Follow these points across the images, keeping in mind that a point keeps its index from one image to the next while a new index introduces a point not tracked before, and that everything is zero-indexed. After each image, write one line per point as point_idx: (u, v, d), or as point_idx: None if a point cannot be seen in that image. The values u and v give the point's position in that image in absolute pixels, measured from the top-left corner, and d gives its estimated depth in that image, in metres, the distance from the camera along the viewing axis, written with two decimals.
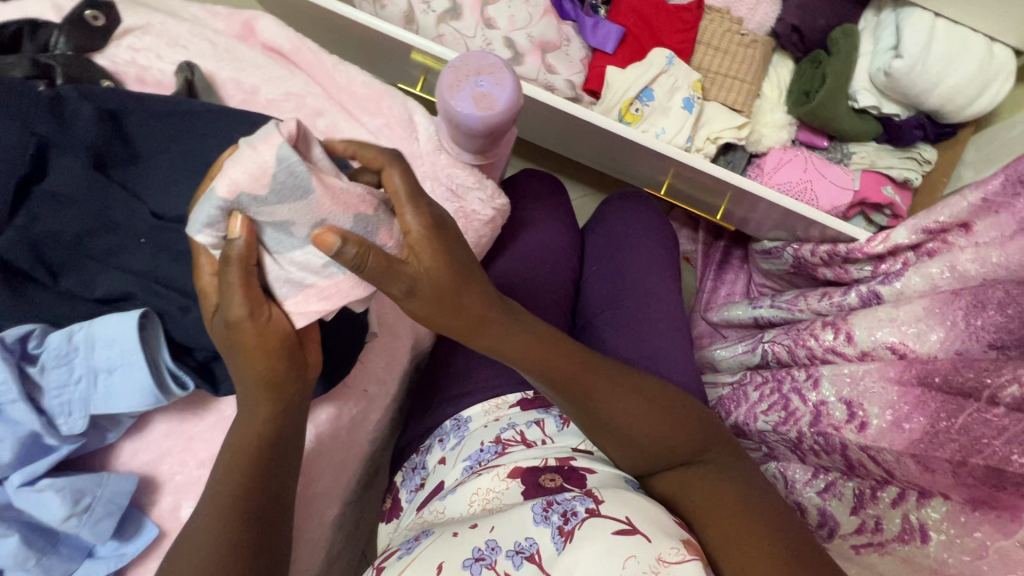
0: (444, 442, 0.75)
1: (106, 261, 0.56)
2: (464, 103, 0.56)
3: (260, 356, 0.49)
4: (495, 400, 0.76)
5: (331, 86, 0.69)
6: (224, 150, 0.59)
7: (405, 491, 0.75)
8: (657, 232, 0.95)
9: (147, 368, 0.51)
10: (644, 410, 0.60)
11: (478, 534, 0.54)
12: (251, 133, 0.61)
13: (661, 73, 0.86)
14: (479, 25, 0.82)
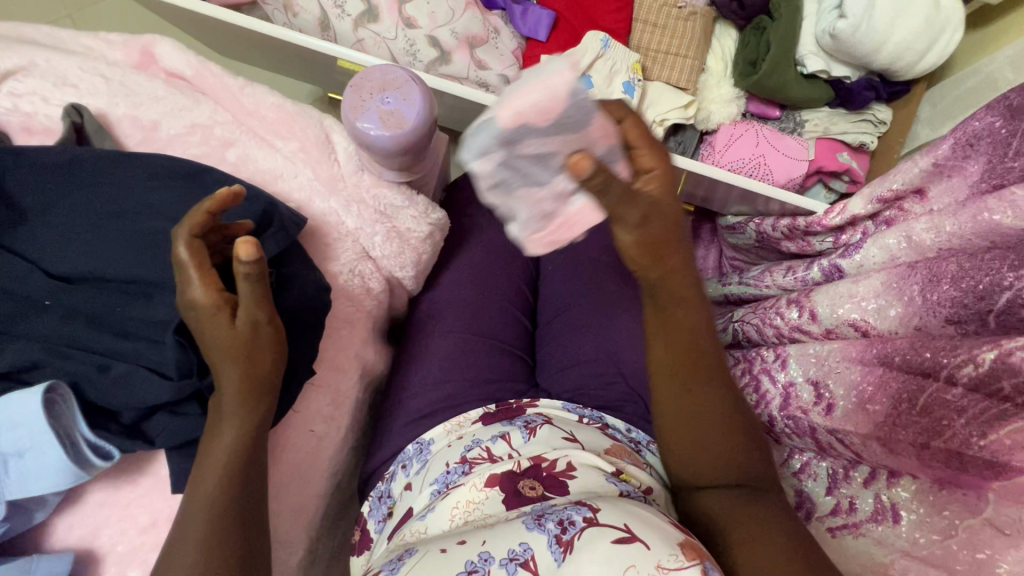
0: (407, 468, 0.72)
1: (8, 331, 0.54)
2: (371, 125, 0.52)
3: (265, 354, 0.52)
4: (456, 420, 0.73)
5: (241, 112, 0.65)
6: (121, 199, 0.57)
7: (373, 522, 0.72)
8: None
9: (58, 447, 0.49)
10: (730, 415, 0.57)
11: (469, 546, 0.51)
12: (150, 174, 0.58)
13: (598, 58, 0.81)
14: (399, 25, 0.76)
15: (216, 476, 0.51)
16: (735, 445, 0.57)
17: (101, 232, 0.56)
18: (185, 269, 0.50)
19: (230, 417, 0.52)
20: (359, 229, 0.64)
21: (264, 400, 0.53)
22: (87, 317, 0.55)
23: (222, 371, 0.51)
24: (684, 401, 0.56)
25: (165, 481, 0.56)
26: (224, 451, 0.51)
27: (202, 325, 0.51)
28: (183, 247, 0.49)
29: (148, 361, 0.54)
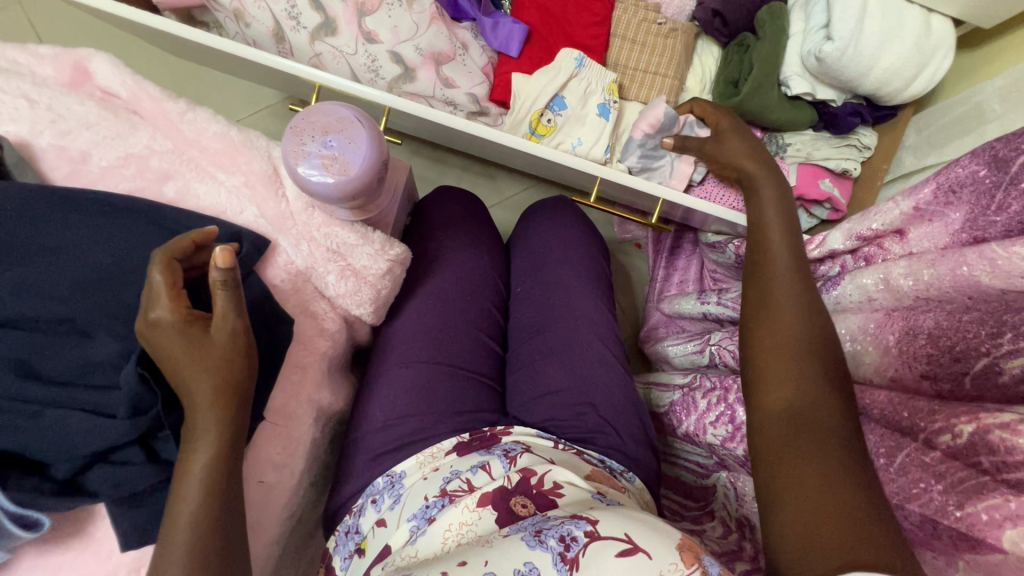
0: (378, 503, 0.66)
1: None
2: (313, 171, 0.48)
3: (238, 366, 0.50)
4: (429, 451, 0.68)
5: (181, 141, 0.60)
6: (38, 234, 0.52)
7: (339, 559, 0.66)
8: (585, 241, 0.90)
9: None
10: (817, 347, 0.51)
11: (472, 568, 0.48)
12: (70, 208, 0.53)
13: (571, 78, 0.77)
14: (358, 40, 0.71)
15: (190, 510, 0.46)
16: (814, 383, 0.49)
17: (30, 269, 0.51)
18: (155, 290, 0.48)
19: (205, 433, 0.48)
20: (312, 267, 0.60)
21: (239, 417, 0.50)
22: (12, 361, 0.49)
23: (189, 388, 0.48)
24: (769, 326, 0.53)
25: (99, 541, 0.53)
26: (194, 478, 0.47)
27: (167, 342, 0.48)
28: (159, 272, 0.48)
29: (88, 404, 0.50)
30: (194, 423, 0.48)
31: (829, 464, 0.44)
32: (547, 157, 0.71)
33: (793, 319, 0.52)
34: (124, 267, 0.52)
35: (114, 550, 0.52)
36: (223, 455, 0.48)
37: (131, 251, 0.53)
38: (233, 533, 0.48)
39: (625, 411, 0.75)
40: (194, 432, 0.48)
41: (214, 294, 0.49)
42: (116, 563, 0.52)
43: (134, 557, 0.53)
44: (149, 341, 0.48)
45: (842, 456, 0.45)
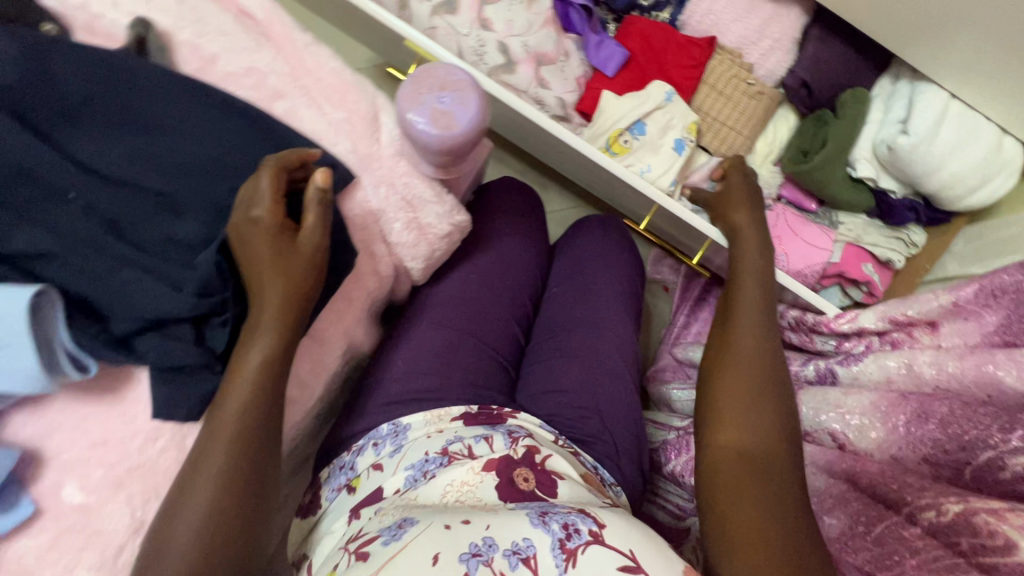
0: (379, 447, 0.68)
1: (18, 217, 0.50)
2: (420, 118, 0.52)
3: (309, 276, 0.54)
4: (436, 412, 0.70)
5: (300, 69, 0.64)
6: (166, 109, 0.56)
7: (328, 490, 0.68)
8: (623, 257, 0.93)
9: (36, 351, 0.47)
10: (765, 374, 0.61)
11: (471, 529, 0.49)
12: (199, 97, 0.58)
13: (656, 109, 0.81)
14: (474, 24, 0.77)
15: (239, 402, 0.50)
16: (760, 408, 0.59)
17: (145, 141, 0.55)
18: (259, 190, 0.53)
19: (264, 333, 0.51)
20: (384, 210, 0.64)
21: (296, 326, 0.53)
22: (110, 219, 0.53)
23: (261, 286, 0.52)
24: (727, 373, 0.62)
25: (128, 403, 0.56)
26: (248, 377, 0.50)
27: (256, 239, 0.52)
28: (267, 179, 0.53)
29: (163, 275, 0.54)
30: (257, 317, 0.52)
31: (766, 488, 0.54)
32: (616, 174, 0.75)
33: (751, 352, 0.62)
34: (228, 162, 0.56)
35: (140, 415, 0.56)
36: (273, 359, 0.51)
37: (239, 148, 0.57)
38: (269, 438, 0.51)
39: (626, 427, 0.77)
40: (254, 326, 0.52)
41: (307, 212, 0.54)
42: (137, 427, 0.56)
43: (158, 426, 0.56)
44: (237, 234, 0.52)
45: (780, 483, 0.54)
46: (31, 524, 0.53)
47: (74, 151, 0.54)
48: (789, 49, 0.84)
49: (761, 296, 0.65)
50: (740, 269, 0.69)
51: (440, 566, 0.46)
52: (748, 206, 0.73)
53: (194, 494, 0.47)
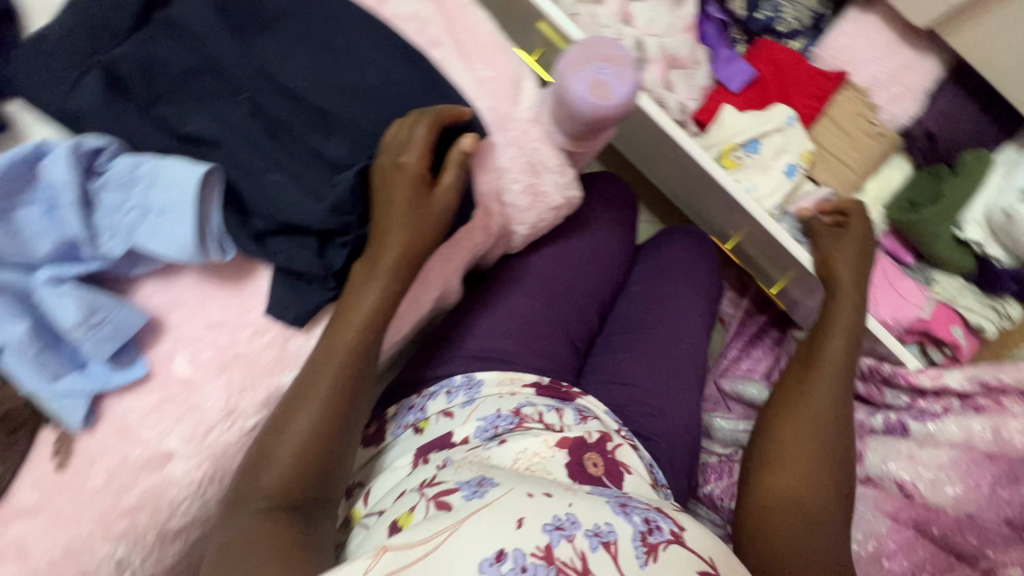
0: (451, 395, 0.70)
1: (199, 103, 0.55)
2: (579, 86, 0.54)
3: (431, 232, 0.58)
4: (511, 375, 0.72)
5: (456, 24, 0.68)
6: (342, 34, 0.59)
7: (395, 426, 0.71)
8: (705, 272, 0.92)
9: (195, 225, 0.51)
10: (832, 429, 0.62)
11: (553, 503, 0.48)
12: (372, 29, 0.61)
13: (776, 131, 0.82)
14: (616, 18, 0.79)
15: (348, 345, 0.56)
16: (822, 461, 0.60)
17: (318, 59, 0.58)
18: (411, 138, 0.56)
19: (381, 282, 0.57)
20: (508, 169, 0.65)
21: (407, 281, 0.58)
22: (272, 122, 0.57)
23: (391, 232, 0.56)
24: (792, 411, 0.63)
25: (247, 295, 0.59)
26: (361, 325, 0.56)
27: (398, 182, 0.56)
28: (423, 129, 0.56)
29: (305, 183, 0.56)
30: (379, 263, 0.57)
31: (814, 536, 0.56)
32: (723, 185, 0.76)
33: (825, 405, 0.62)
34: (386, 93, 0.59)
35: (255, 309, 0.59)
36: (385, 306, 0.57)
37: (400, 84, 0.59)
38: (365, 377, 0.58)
39: (686, 433, 0.77)
40: (376, 274, 0.57)
41: (445, 172, 0.58)
42: (250, 319, 0.59)
43: (268, 322, 0.60)
44: (382, 174, 0.56)
45: (825, 534, 0.56)
46: (143, 385, 0.57)
47: (255, 53, 0.57)
48: (918, 99, 0.84)
49: (843, 344, 0.66)
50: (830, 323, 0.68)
51: (523, 530, 0.46)
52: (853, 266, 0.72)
53: (297, 416, 0.54)
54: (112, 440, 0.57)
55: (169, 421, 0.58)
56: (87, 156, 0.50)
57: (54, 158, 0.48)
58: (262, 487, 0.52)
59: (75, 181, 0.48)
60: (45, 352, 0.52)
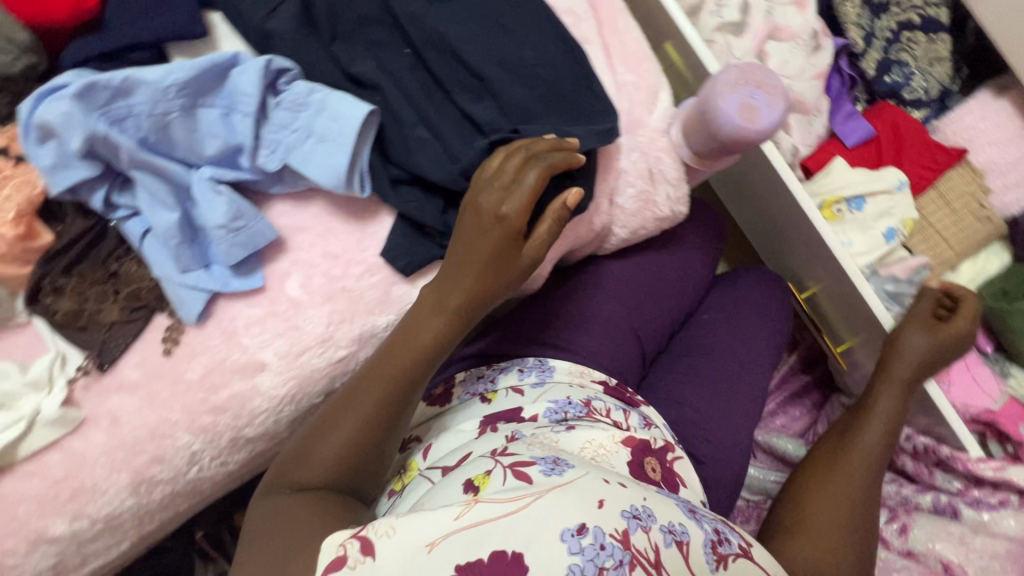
0: (524, 373, 0.74)
1: (369, 50, 0.59)
2: (729, 105, 0.56)
3: (510, 276, 0.58)
4: (581, 369, 0.75)
5: (607, 25, 0.70)
6: (512, 11, 0.61)
7: (462, 391, 0.76)
8: (779, 314, 0.91)
9: (348, 157, 0.54)
10: (864, 512, 0.61)
11: (630, 493, 0.51)
12: (539, 14, 0.62)
13: (884, 192, 0.83)
14: (752, 52, 0.81)
15: (406, 359, 0.57)
16: (852, 540, 0.58)
17: (485, 30, 0.60)
18: (522, 183, 0.54)
19: (447, 311, 0.57)
20: (627, 173, 0.67)
21: (473, 313, 0.59)
22: (427, 78, 0.60)
23: (467, 276, 0.56)
24: (817, 483, 0.64)
25: (365, 235, 0.62)
26: (424, 337, 0.57)
27: (493, 230, 0.55)
28: (534, 177, 0.54)
29: (445, 141, 0.58)
30: (450, 291, 0.57)
31: None
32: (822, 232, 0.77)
33: (860, 487, 0.63)
34: (540, 76, 0.60)
35: (369, 249, 0.62)
36: (451, 331, 0.58)
37: (555, 71, 0.61)
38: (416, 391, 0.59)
39: (736, 464, 0.77)
40: (444, 299, 0.57)
41: (542, 222, 0.57)
42: (364, 257, 0.62)
43: (379, 264, 0.62)
44: (479, 216, 0.55)
45: None
46: (255, 295, 0.61)
47: (428, 10, 0.59)
48: None
49: (881, 435, 0.67)
50: (874, 407, 0.70)
51: (603, 511, 0.48)
52: (919, 362, 0.71)
53: (340, 425, 0.56)
54: (217, 340, 0.60)
55: (270, 335, 0.61)
56: (272, 74, 0.55)
57: (240, 71, 0.54)
58: (312, 468, 0.55)
59: (253, 94, 0.53)
60: (184, 244, 0.56)
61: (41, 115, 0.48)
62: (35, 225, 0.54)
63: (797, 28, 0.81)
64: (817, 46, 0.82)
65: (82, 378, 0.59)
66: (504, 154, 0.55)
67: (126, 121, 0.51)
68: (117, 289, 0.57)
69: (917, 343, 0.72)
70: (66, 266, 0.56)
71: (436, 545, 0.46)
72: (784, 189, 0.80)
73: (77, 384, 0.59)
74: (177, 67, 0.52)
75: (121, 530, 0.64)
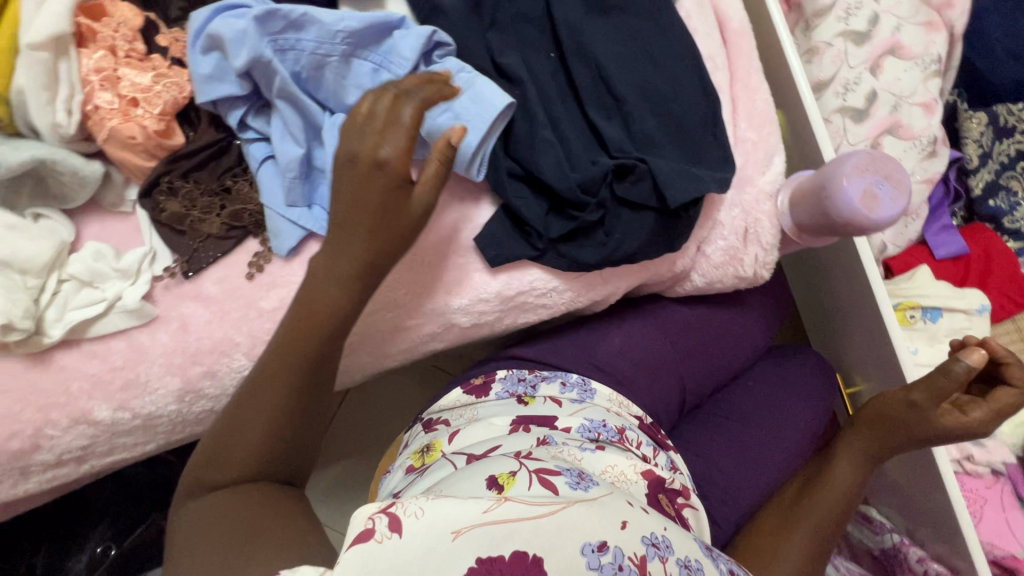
0: (565, 388, 0.75)
1: (520, 46, 0.60)
2: (852, 188, 0.58)
3: (400, 229, 0.51)
4: (621, 399, 0.75)
5: (740, 80, 0.71)
6: (663, 43, 0.62)
7: (499, 387, 0.77)
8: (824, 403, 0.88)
9: (478, 140, 0.56)
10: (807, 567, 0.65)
11: (651, 520, 0.49)
12: (687, 52, 0.63)
13: (963, 311, 0.82)
14: (866, 141, 0.81)
15: (301, 339, 0.52)
16: None
17: (634, 56, 0.61)
18: (398, 122, 0.50)
19: (348, 283, 0.52)
20: (724, 226, 0.68)
21: (374, 279, 0.53)
22: (566, 87, 0.61)
23: (359, 236, 0.51)
24: (781, 522, 0.69)
25: (463, 217, 0.63)
26: (322, 306, 0.52)
27: (376, 179, 0.50)
28: (410, 109, 0.50)
29: (569, 150, 0.59)
30: (346, 261, 0.52)
31: None
32: (890, 329, 0.76)
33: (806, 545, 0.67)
34: (674, 112, 0.61)
35: (463, 232, 0.63)
36: (353, 306, 0.53)
37: (689, 111, 0.61)
38: (320, 371, 0.53)
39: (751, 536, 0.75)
40: (340, 267, 0.52)
41: (427, 163, 0.51)
42: (456, 238, 0.63)
43: (468, 247, 0.63)
44: (357, 166, 0.50)
45: None
46: None
47: (586, 23, 0.61)
48: None
49: (851, 478, 0.71)
50: (839, 470, 0.71)
51: (625, 533, 0.46)
52: (903, 437, 0.71)
53: (255, 417, 0.50)
54: (298, 278, 0.61)
55: None
56: (431, 45, 0.57)
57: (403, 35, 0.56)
58: (237, 465, 0.50)
59: (408, 59, 0.56)
60: (299, 179, 0.58)
61: (216, 26, 0.52)
62: (173, 126, 0.57)
63: (918, 130, 0.81)
64: (933, 152, 0.82)
65: (165, 280, 0.60)
66: (370, 95, 0.51)
67: (288, 52, 0.54)
68: (224, 205, 0.60)
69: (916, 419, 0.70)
70: (185, 171, 0.58)
71: (462, 534, 0.43)
72: (859, 280, 0.80)
73: (159, 283, 0.60)
74: (349, 16, 0.55)
75: (151, 432, 0.65)
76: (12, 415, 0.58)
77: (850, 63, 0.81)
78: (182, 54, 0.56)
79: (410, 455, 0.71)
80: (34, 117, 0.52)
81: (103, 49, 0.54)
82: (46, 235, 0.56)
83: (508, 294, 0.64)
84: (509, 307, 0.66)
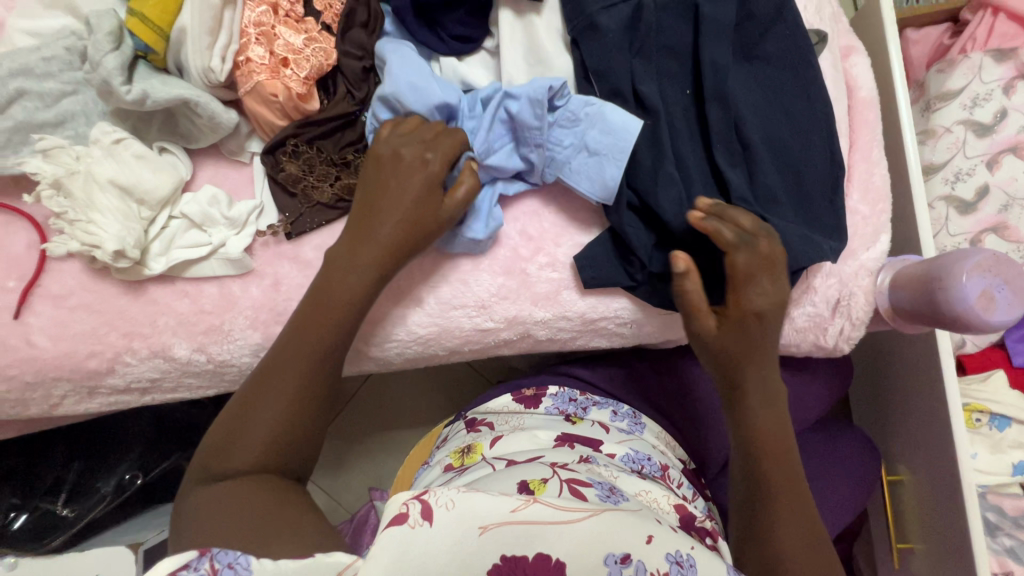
0: (615, 417, 0.74)
1: (661, 80, 0.60)
2: (971, 285, 0.58)
3: (427, 211, 0.54)
4: (669, 440, 0.75)
5: (862, 151, 0.70)
6: (801, 104, 0.62)
7: (549, 402, 0.76)
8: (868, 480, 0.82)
9: (617, 173, 0.57)
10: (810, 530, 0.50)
11: (677, 536, 0.43)
12: (823, 113, 0.62)
13: None
14: (968, 234, 0.80)
15: (315, 317, 0.52)
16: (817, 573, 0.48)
17: (770, 111, 0.61)
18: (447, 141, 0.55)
19: (373, 251, 0.54)
20: (820, 294, 0.67)
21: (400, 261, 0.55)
22: (696, 126, 0.61)
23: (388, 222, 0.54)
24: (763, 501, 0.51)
25: (566, 235, 0.63)
26: (343, 294, 0.53)
27: (415, 175, 0.54)
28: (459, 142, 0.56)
29: (689, 189, 0.58)
30: (368, 244, 0.54)
31: None
32: (954, 427, 0.74)
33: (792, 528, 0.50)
34: (798, 173, 0.61)
35: (562, 248, 0.63)
36: (375, 286, 0.54)
37: (813, 173, 0.61)
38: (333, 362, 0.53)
39: None
40: (365, 246, 0.54)
41: (462, 183, 0.56)
42: (554, 252, 0.63)
43: (563, 264, 0.63)
44: (399, 164, 0.54)
45: None
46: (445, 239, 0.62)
47: (731, 68, 0.60)
48: None
49: (767, 412, 0.55)
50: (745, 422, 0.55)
51: (649, 547, 0.40)
52: (735, 371, 0.56)
53: (266, 405, 0.49)
54: None
55: (438, 278, 0.62)
56: (551, 93, 0.57)
57: (522, 100, 0.57)
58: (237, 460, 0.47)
59: (535, 127, 0.57)
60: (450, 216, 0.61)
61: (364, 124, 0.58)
62: (313, 91, 0.58)
63: None
64: None
65: (266, 236, 0.61)
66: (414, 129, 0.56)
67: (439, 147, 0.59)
68: (338, 176, 0.60)
69: (735, 350, 0.56)
70: (312, 137, 0.59)
71: (489, 531, 0.38)
72: (930, 366, 0.77)
73: (259, 239, 0.61)
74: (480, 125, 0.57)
75: (217, 379, 0.65)
76: (97, 334, 0.59)
77: (966, 152, 0.81)
78: (332, 21, 0.59)
79: (450, 452, 0.69)
80: (191, 59, 0.54)
81: (266, 4, 0.56)
82: (167, 170, 0.57)
83: (592, 317, 0.64)
84: (589, 329, 0.66)
